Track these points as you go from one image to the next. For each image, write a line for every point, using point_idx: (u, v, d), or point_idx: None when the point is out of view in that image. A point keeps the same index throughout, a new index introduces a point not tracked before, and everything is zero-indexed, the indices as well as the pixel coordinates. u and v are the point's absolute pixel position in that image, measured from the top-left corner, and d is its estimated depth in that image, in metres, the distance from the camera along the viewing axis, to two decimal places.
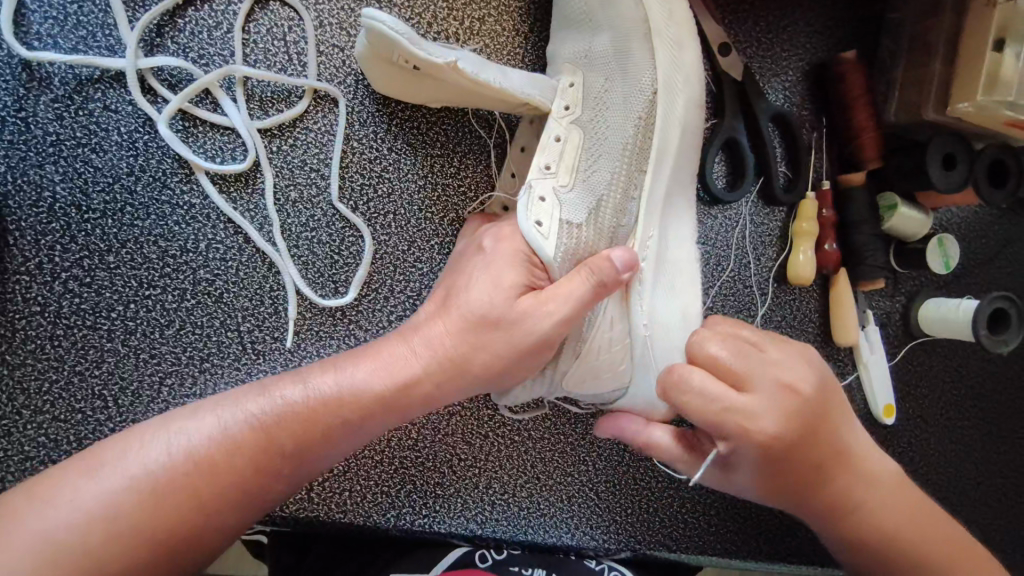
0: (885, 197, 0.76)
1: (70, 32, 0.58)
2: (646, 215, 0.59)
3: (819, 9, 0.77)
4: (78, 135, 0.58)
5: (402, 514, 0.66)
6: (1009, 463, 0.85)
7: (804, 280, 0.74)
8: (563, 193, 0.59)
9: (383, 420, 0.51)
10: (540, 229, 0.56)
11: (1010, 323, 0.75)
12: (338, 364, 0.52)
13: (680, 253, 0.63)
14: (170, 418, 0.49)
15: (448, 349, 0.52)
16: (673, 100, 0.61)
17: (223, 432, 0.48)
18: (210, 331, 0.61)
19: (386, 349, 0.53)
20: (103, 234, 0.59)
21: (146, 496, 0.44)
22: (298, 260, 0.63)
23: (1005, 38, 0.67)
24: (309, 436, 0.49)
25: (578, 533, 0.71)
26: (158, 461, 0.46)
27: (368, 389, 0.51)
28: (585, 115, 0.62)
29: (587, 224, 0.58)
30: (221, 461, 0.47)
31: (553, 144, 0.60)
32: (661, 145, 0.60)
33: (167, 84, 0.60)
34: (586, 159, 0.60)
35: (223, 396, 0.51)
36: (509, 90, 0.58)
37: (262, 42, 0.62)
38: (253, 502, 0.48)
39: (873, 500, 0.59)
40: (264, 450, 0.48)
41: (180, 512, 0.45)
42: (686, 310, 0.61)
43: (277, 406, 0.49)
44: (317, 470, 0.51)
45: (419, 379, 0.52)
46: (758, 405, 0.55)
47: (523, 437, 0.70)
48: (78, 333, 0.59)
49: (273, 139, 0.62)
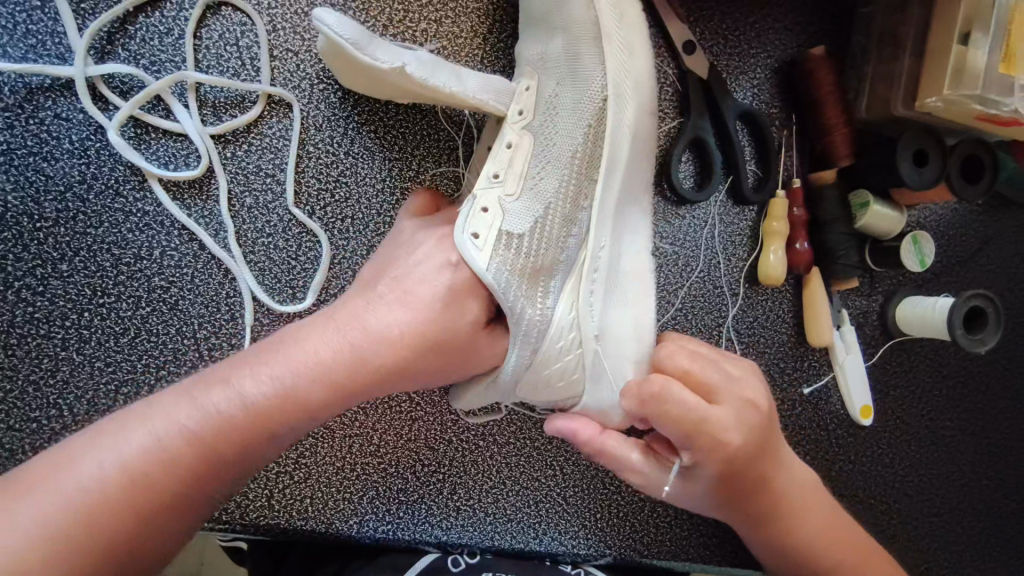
0: (858, 194, 0.74)
1: (19, 40, 0.58)
2: (597, 225, 0.59)
3: (787, 5, 0.76)
4: (28, 144, 0.58)
5: (366, 521, 0.66)
6: (992, 464, 0.83)
7: (774, 280, 0.73)
8: (509, 203, 0.57)
9: (327, 410, 0.50)
10: (477, 240, 0.55)
11: (986, 323, 0.73)
12: (271, 353, 0.49)
13: (629, 265, 0.62)
14: (97, 432, 0.45)
15: (381, 350, 0.51)
16: (624, 108, 0.60)
17: (153, 446, 0.45)
18: (165, 338, 0.61)
19: (323, 336, 0.50)
20: (55, 243, 0.59)
21: (83, 520, 0.42)
22: (254, 265, 0.62)
23: (971, 30, 0.66)
24: (249, 439, 0.47)
25: (546, 538, 0.70)
26: (88, 486, 0.43)
27: (311, 388, 0.49)
28: (537, 119, 0.61)
29: (530, 233, 0.57)
30: (160, 476, 0.44)
31: (504, 150, 0.60)
32: (612, 154, 0.60)
33: (118, 91, 0.60)
34: (535, 165, 0.59)
35: (150, 401, 0.47)
36: (461, 95, 0.57)
37: (214, 47, 0.62)
38: (198, 507, 0.47)
39: (802, 509, 0.60)
40: (204, 457, 0.46)
41: (123, 530, 0.43)
42: (638, 322, 0.60)
43: (210, 412, 0.46)
44: (259, 464, 0.49)
45: (356, 373, 0.50)
46: (727, 417, 0.54)
47: (488, 442, 0.69)
48: (31, 342, 0.58)
49: (228, 144, 0.62)
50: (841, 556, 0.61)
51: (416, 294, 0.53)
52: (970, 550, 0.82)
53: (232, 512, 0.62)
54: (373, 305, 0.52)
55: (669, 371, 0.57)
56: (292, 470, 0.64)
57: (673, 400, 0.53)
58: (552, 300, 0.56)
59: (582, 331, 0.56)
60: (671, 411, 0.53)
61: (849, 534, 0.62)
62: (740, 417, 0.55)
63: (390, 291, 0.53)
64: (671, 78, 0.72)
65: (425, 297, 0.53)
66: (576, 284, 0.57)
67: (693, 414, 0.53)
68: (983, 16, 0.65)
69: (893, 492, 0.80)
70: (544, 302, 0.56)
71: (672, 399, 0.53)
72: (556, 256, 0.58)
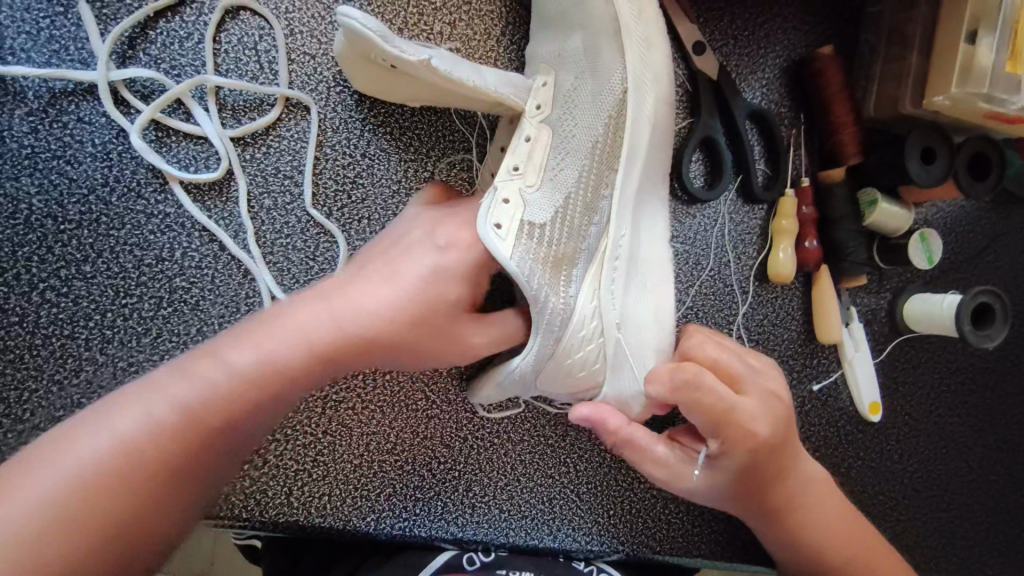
0: (865, 193, 0.74)
1: (43, 45, 0.59)
2: (618, 212, 0.59)
3: (795, 6, 0.77)
4: (52, 147, 0.59)
5: (383, 518, 0.67)
6: (1000, 459, 0.84)
7: (784, 277, 0.74)
8: (530, 193, 0.59)
9: (312, 378, 0.50)
10: (500, 230, 0.55)
11: (994, 319, 0.74)
12: (253, 330, 0.49)
13: (650, 251, 0.63)
14: (84, 419, 0.44)
15: (371, 323, 0.52)
16: (642, 98, 0.61)
17: (149, 420, 0.44)
18: (187, 338, 0.62)
19: (301, 310, 0.51)
20: (79, 245, 0.60)
21: (86, 496, 0.41)
22: (272, 266, 0.63)
23: (977, 30, 0.67)
24: (241, 411, 0.46)
25: (560, 534, 0.71)
26: (86, 464, 0.41)
27: (296, 357, 0.49)
28: (554, 114, 0.62)
29: (552, 222, 0.58)
30: (159, 449, 0.43)
31: (522, 144, 0.61)
32: (632, 141, 0.60)
33: (139, 95, 0.61)
34: (554, 157, 0.60)
35: (136, 385, 0.46)
36: (483, 87, 0.58)
37: (233, 52, 0.63)
38: (199, 481, 0.45)
39: (818, 504, 0.62)
40: (199, 428, 0.45)
41: (126, 506, 0.42)
42: (658, 309, 0.61)
43: (201, 382, 0.46)
44: (249, 440, 0.49)
45: (348, 343, 0.51)
46: (753, 406, 0.57)
47: (502, 440, 0.70)
48: (56, 343, 0.59)
49: (246, 147, 0.63)
50: (856, 553, 0.62)
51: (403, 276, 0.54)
52: (979, 545, 0.83)
53: (252, 510, 0.63)
54: (349, 284, 0.53)
55: (698, 360, 0.60)
56: (311, 467, 0.65)
57: (705, 387, 0.55)
58: (575, 289, 0.58)
59: (603, 320, 0.57)
60: (700, 397, 0.55)
61: (863, 529, 0.63)
62: (765, 408, 0.58)
63: (377, 274, 0.54)
64: (682, 79, 0.73)
65: (413, 282, 0.54)
66: (598, 273, 0.58)
67: (723, 401, 0.55)
68: (989, 15, 0.65)
69: (902, 488, 0.80)
70: (566, 291, 0.57)
71: (705, 387, 0.55)
72: (577, 246, 0.59)
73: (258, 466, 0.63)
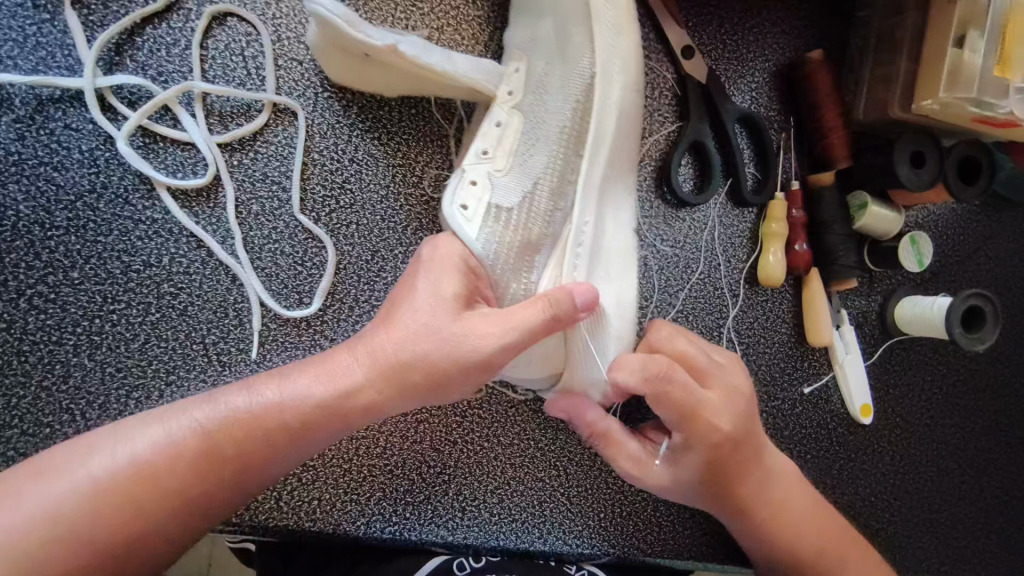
0: (856, 196, 0.74)
1: (30, 52, 0.59)
2: (582, 201, 0.59)
3: (784, 10, 0.77)
4: (39, 154, 0.59)
5: (373, 522, 0.66)
6: (992, 461, 0.84)
7: (774, 281, 0.74)
8: (498, 178, 0.60)
9: (334, 424, 0.51)
10: (465, 213, 0.58)
11: (985, 320, 0.74)
12: (283, 372, 0.52)
13: (615, 241, 0.62)
14: (116, 429, 0.48)
15: (393, 358, 0.51)
16: (608, 86, 0.60)
17: (162, 440, 0.47)
18: (175, 344, 0.62)
19: (331, 357, 0.53)
20: (66, 251, 0.60)
21: (90, 500, 0.44)
22: (261, 271, 0.63)
23: (966, 33, 0.66)
24: (253, 447, 0.49)
25: (550, 538, 0.70)
26: (95, 474, 0.45)
27: (311, 398, 0.50)
28: (526, 99, 0.63)
29: (519, 208, 0.59)
30: (164, 466, 0.47)
31: (492, 129, 0.62)
32: (597, 134, 0.59)
33: (126, 101, 0.62)
34: (524, 142, 0.62)
35: (170, 405, 0.50)
36: (450, 74, 0.59)
37: (220, 58, 0.63)
38: (200, 513, 0.48)
39: (780, 498, 0.63)
40: (208, 453, 0.48)
41: (126, 516, 0.45)
42: (620, 299, 0.59)
43: (224, 415, 0.49)
44: (264, 479, 0.51)
45: (358, 395, 0.51)
46: (717, 401, 0.58)
47: (492, 443, 0.70)
48: (44, 348, 0.59)
49: (234, 152, 0.63)
50: (825, 545, 0.63)
51: (416, 294, 0.53)
52: (971, 547, 0.83)
53: (241, 515, 0.63)
54: (384, 318, 0.53)
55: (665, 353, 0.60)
56: (300, 472, 0.65)
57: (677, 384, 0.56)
58: (536, 274, 0.59)
59: None
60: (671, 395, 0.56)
61: (832, 522, 0.64)
62: (731, 402, 0.59)
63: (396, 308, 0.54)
64: (670, 83, 0.74)
65: (420, 296, 0.52)
66: (560, 261, 0.58)
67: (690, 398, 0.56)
68: (978, 18, 0.65)
69: (894, 491, 0.80)
70: (528, 275, 0.59)
71: (676, 383, 0.56)
72: (541, 230, 0.59)
73: None
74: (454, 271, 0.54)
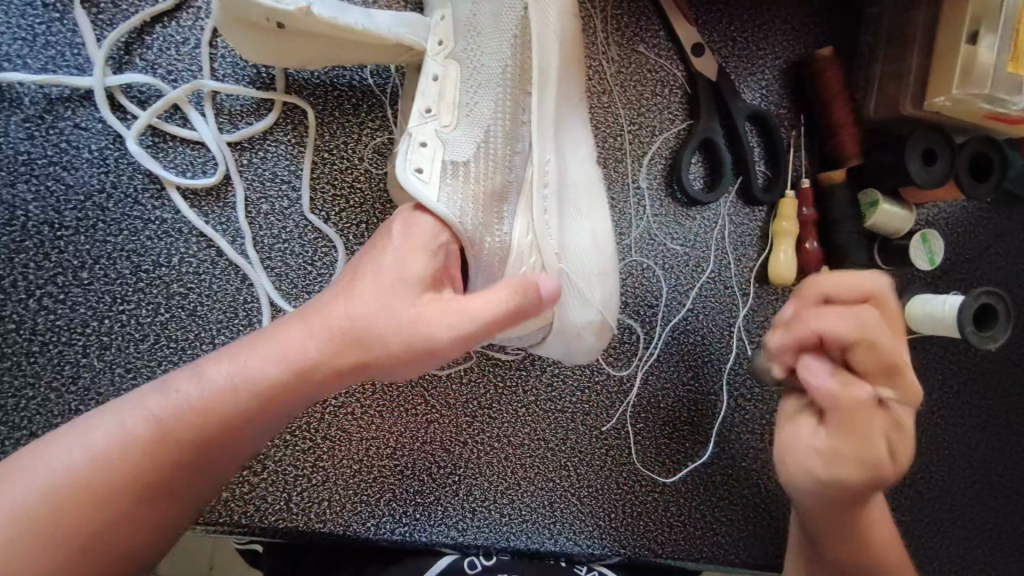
0: (865, 194, 0.74)
1: (39, 52, 0.59)
2: (538, 135, 0.56)
3: (794, 7, 0.77)
4: (48, 153, 0.59)
5: (383, 523, 0.66)
6: (1004, 460, 0.84)
7: (784, 280, 0.73)
8: (446, 133, 0.57)
9: (292, 400, 0.50)
10: (421, 175, 0.55)
11: (997, 318, 0.73)
12: (234, 351, 0.50)
13: (578, 174, 0.61)
14: (72, 424, 0.48)
15: (348, 335, 0.50)
16: (545, 10, 0.57)
17: (120, 435, 0.47)
18: (184, 344, 0.61)
19: (282, 330, 0.51)
20: (75, 251, 0.60)
21: (50, 501, 0.44)
22: (271, 271, 0.63)
23: (979, 29, 0.66)
24: (211, 432, 0.48)
25: (561, 539, 0.70)
26: (54, 475, 0.45)
27: (264, 377, 0.49)
28: (458, 46, 0.60)
29: (476, 159, 0.57)
30: (123, 460, 0.46)
31: (430, 84, 0.59)
32: (542, 61, 0.56)
33: (136, 101, 0.61)
34: (465, 91, 0.58)
35: (126, 395, 0.49)
36: (374, 31, 0.57)
37: (229, 56, 0.63)
38: (169, 502, 0.49)
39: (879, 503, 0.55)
40: (166, 444, 0.47)
41: (92, 514, 0.45)
42: (595, 234, 0.59)
43: (177, 402, 0.48)
44: (228, 459, 0.51)
45: (311, 371, 0.50)
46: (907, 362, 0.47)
47: (503, 443, 0.69)
48: (53, 349, 0.59)
49: (243, 151, 0.63)
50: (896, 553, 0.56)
51: (380, 266, 0.52)
52: (983, 546, 0.83)
53: (251, 517, 0.63)
54: (343, 292, 0.51)
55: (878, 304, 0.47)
56: (311, 473, 0.65)
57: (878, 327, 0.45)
58: (509, 223, 0.57)
59: (543, 253, 0.55)
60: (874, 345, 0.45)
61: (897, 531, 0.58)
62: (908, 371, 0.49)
63: (354, 277, 0.52)
64: (680, 81, 0.73)
65: (381, 271, 0.52)
66: (529, 204, 0.56)
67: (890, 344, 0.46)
68: (991, 14, 0.65)
69: (906, 490, 0.80)
70: (501, 228, 0.56)
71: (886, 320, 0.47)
72: (505, 178, 0.57)
73: (258, 471, 0.64)
74: (420, 250, 0.52)
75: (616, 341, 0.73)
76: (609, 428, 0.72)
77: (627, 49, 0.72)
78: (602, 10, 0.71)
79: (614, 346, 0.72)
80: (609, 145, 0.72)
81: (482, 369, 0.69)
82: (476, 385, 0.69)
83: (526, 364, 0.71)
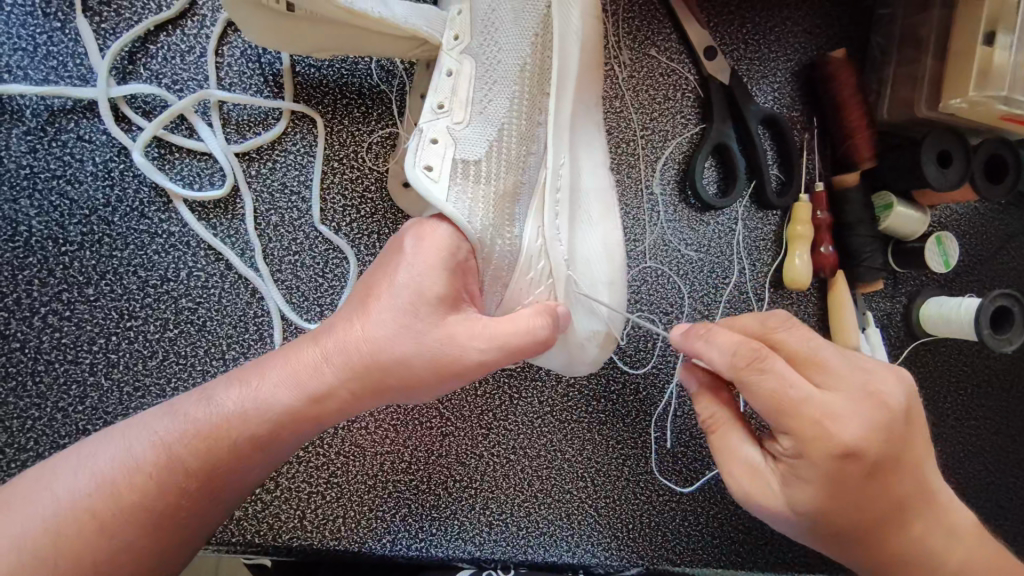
0: (881, 197, 0.73)
1: (41, 62, 0.58)
2: (555, 142, 0.55)
3: (806, 8, 0.76)
4: (52, 167, 0.58)
5: (398, 539, 0.65)
6: (1021, 462, 0.83)
7: (801, 285, 0.72)
8: (459, 131, 0.55)
9: (306, 426, 0.49)
10: (430, 173, 0.53)
11: (1013, 322, 0.74)
12: (247, 375, 0.49)
13: (592, 182, 0.60)
14: (81, 448, 0.47)
15: (364, 360, 0.48)
16: (568, 12, 0.57)
17: (127, 463, 0.46)
18: (194, 360, 0.60)
19: (296, 352, 0.49)
20: (81, 267, 0.58)
21: (59, 533, 0.43)
22: (281, 285, 0.61)
23: (995, 30, 0.65)
24: (222, 459, 0.47)
25: (579, 551, 0.69)
26: (62, 504, 0.44)
27: (276, 403, 0.48)
28: (474, 42, 0.57)
29: (488, 158, 0.54)
30: (132, 489, 0.45)
31: (444, 79, 0.56)
32: (562, 67, 0.56)
33: (141, 111, 0.60)
34: (479, 88, 0.56)
35: (137, 417, 0.49)
36: (391, 20, 0.55)
37: (236, 65, 0.62)
38: (182, 530, 0.48)
39: (927, 527, 0.50)
40: (176, 471, 0.46)
41: (101, 545, 0.44)
42: (605, 242, 0.59)
43: (186, 427, 0.47)
44: (240, 484, 0.50)
45: (326, 398, 0.48)
46: (840, 403, 0.45)
47: (519, 455, 0.68)
48: (59, 368, 0.57)
49: (252, 162, 0.61)
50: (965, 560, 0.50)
51: (395, 284, 0.49)
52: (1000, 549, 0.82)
53: (264, 535, 0.62)
54: (358, 313, 0.50)
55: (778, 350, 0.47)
56: (324, 489, 0.64)
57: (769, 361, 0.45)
58: (519, 226, 0.55)
59: (552, 260, 0.54)
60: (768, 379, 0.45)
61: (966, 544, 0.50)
62: (857, 408, 0.45)
63: (369, 295, 0.50)
64: (692, 84, 0.72)
65: (400, 292, 0.49)
66: (540, 206, 0.55)
67: (803, 391, 0.45)
68: (1009, 15, 0.64)
69: None
70: (512, 231, 0.54)
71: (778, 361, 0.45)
72: (517, 179, 0.55)
73: (271, 489, 0.63)
74: (441, 268, 0.49)
75: (630, 348, 0.72)
76: (625, 438, 0.71)
77: (638, 53, 0.71)
78: (613, 13, 0.70)
79: (628, 354, 0.72)
80: (622, 152, 0.71)
81: (497, 381, 0.68)
82: (491, 396, 0.68)
83: (541, 374, 0.69)
